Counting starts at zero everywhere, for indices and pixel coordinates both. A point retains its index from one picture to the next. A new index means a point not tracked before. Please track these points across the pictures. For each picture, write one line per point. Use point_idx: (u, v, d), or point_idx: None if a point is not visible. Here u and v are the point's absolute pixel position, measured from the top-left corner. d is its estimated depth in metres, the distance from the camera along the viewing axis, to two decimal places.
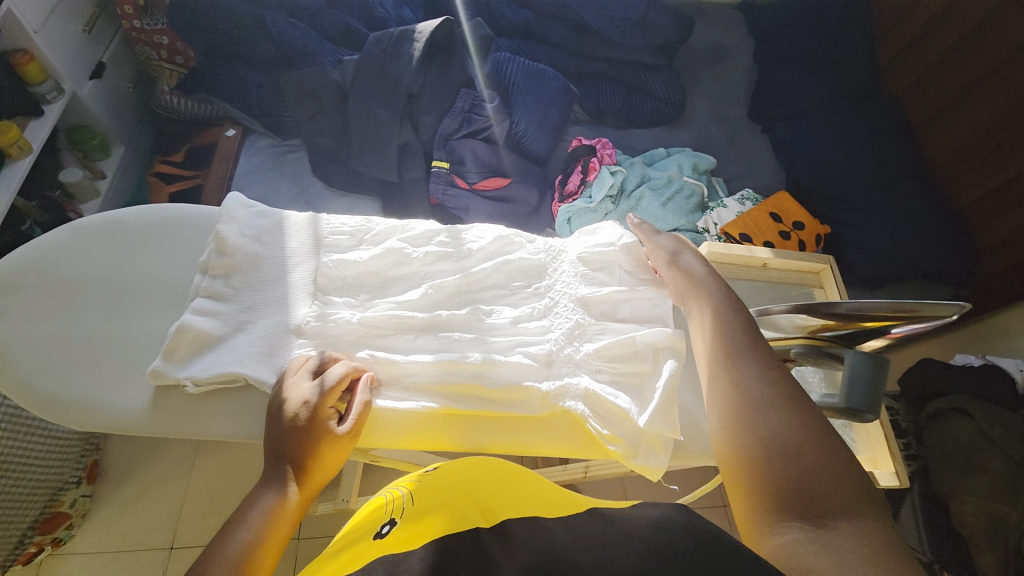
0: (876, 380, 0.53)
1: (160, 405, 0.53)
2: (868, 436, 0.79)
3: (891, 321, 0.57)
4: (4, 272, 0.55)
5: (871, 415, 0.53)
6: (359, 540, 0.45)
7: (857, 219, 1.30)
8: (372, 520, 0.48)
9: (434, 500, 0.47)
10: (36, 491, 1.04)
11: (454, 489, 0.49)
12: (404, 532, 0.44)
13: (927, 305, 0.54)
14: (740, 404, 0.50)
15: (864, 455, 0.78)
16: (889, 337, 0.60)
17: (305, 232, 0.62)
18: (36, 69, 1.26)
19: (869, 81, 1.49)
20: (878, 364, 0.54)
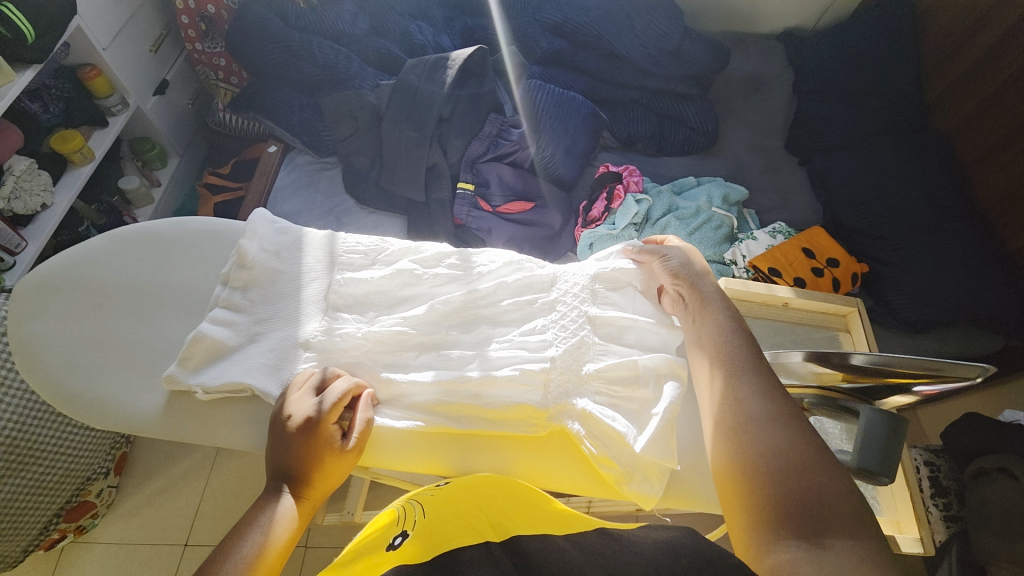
0: (893, 441, 0.50)
1: (171, 408, 0.55)
2: (892, 497, 0.73)
3: (914, 378, 0.52)
4: (47, 275, 0.60)
5: (886, 477, 0.49)
6: (371, 551, 0.44)
7: (898, 258, 1.23)
8: (386, 533, 0.47)
9: (445, 516, 0.46)
10: (65, 480, 1.10)
11: (468, 506, 0.47)
12: (415, 540, 0.43)
13: (954, 365, 0.50)
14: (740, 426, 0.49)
15: (886, 517, 0.72)
16: (914, 393, 0.56)
17: (322, 250, 0.64)
18: (103, 84, 1.38)
19: (915, 115, 1.43)
20: (896, 423, 0.51)
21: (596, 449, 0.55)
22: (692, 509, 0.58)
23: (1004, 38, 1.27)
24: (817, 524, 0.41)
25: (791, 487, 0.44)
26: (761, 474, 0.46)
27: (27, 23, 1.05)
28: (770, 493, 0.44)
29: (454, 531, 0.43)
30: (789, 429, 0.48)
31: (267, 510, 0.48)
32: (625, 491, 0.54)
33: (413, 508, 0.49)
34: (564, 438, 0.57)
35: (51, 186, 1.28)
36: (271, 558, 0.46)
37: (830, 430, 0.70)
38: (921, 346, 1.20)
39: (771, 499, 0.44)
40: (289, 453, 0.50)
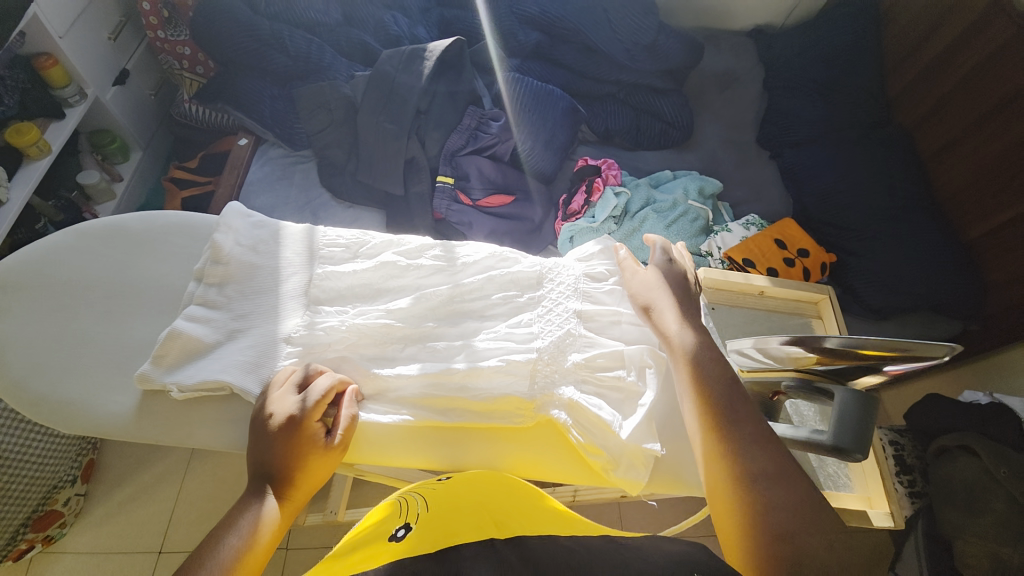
0: (866, 419, 0.52)
1: (146, 408, 0.53)
2: (863, 474, 0.75)
3: (885, 359, 0.54)
4: (6, 272, 0.56)
5: (860, 454, 0.52)
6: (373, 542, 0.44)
7: (864, 248, 1.29)
8: (387, 525, 0.47)
9: (450, 510, 0.46)
10: (34, 487, 1.07)
11: (471, 501, 0.47)
12: (420, 535, 0.42)
13: (921, 344, 0.52)
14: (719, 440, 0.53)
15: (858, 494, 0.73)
16: (886, 373, 0.58)
17: (301, 243, 0.62)
18: (58, 73, 1.33)
19: (878, 111, 1.49)
20: (869, 403, 0.53)
21: (582, 437, 0.55)
22: (676, 493, 0.59)
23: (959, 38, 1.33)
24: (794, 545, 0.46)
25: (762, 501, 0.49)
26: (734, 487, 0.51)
27: None
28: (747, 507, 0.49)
29: (464, 526, 0.43)
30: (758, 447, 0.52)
31: (248, 511, 0.47)
32: (609, 479, 0.55)
33: (414, 501, 0.49)
34: (550, 427, 0.58)
35: (5, 182, 1.23)
36: (254, 559, 0.45)
37: (804, 413, 0.73)
38: (886, 332, 1.26)
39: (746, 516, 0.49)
40: (271, 451, 0.49)
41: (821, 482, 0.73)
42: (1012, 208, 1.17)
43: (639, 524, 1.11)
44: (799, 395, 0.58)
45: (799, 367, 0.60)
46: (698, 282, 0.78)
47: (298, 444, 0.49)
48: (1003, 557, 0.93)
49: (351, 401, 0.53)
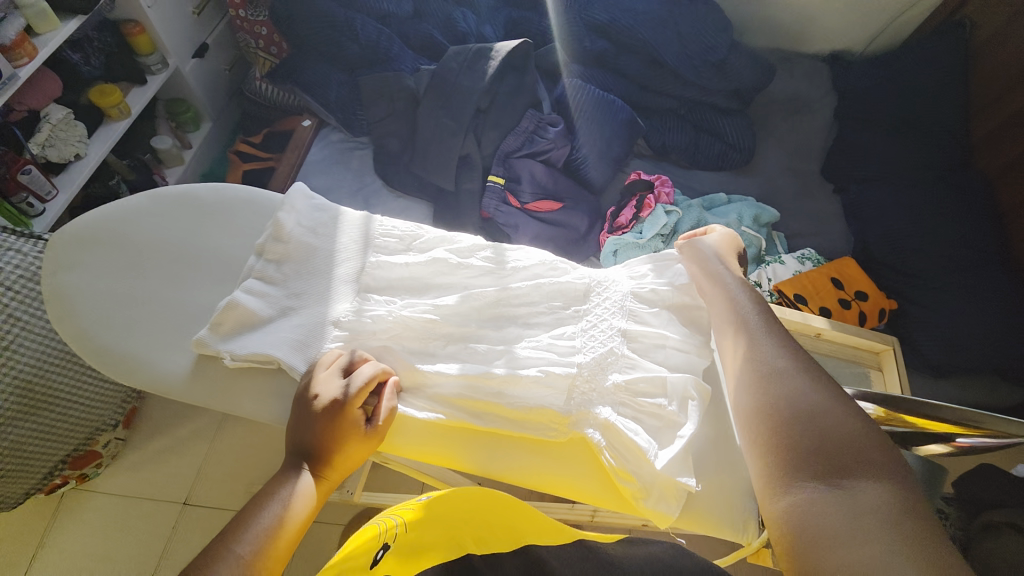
0: None
1: (200, 372, 0.55)
2: None
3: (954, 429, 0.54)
4: (86, 226, 0.59)
5: None
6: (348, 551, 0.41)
7: (928, 297, 1.21)
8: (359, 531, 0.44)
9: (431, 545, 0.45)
10: (78, 426, 1.16)
11: (454, 514, 0.48)
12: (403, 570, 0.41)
13: (994, 419, 0.51)
14: (763, 377, 0.55)
15: None
16: (955, 447, 0.56)
17: (357, 230, 0.64)
18: (145, 41, 1.43)
19: (959, 154, 1.40)
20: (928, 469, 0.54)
21: (615, 461, 0.54)
22: (704, 531, 0.57)
23: None
24: (837, 467, 0.47)
25: (805, 428, 0.50)
26: (779, 417, 0.52)
27: None
28: (785, 436, 0.50)
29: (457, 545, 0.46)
30: (804, 380, 0.54)
31: (286, 485, 0.48)
32: (638, 508, 0.54)
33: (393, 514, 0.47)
34: (582, 446, 0.57)
35: (86, 138, 1.34)
36: (289, 531, 0.46)
37: None
38: (942, 390, 1.18)
39: (788, 442, 0.50)
40: (311, 431, 0.50)
41: None
42: None
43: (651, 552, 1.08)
44: None
45: None
46: None
47: (336, 422, 0.50)
48: None
49: (392, 393, 0.54)
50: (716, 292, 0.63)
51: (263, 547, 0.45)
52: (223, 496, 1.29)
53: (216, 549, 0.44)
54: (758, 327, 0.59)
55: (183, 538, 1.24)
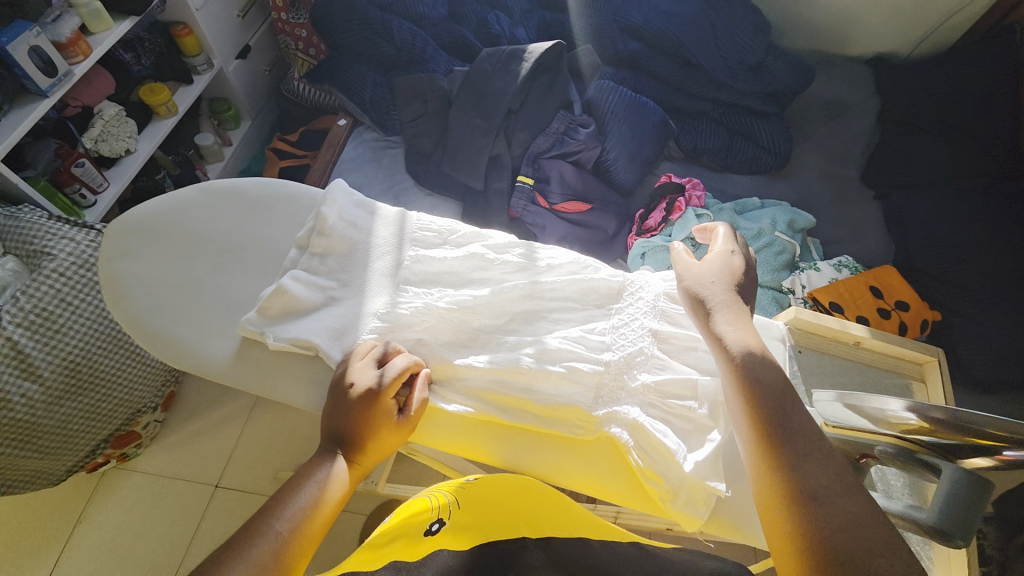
0: (978, 505, 0.45)
1: (242, 356, 0.57)
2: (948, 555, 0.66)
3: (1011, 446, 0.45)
4: (142, 216, 0.63)
5: (963, 542, 0.46)
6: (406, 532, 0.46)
7: (974, 310, 1.16)
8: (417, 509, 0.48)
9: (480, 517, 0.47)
10: (119, 408, 1.19)
11: (505, 500, 0.50)
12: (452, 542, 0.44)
13: None
14: (768, 442, 0.50)
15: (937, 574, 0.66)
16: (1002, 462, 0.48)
17: (396, 225, 0.65)
18: (192, 42, 1.50)
19: (1010, 161, 1.33)
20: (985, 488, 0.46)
21: (642, 461, 0.54)
22: (733, 539, 0.55)
23: None
24: (860, 563, 0.43)
25: (821, 510, 0.46)
26: (789, 496, 0.47)
27: None
28: (798, 521, 0.46)
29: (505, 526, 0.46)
30: (819, 453, 0.49)
31: (321, 469, 0.50)
32: (663, 509, 0.53)
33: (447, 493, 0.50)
34: (610, 445, 0.56)
35: (135, 134, 1.40)
36: (322, 514, 0.48)
37: (891, 481, 0.64)
38: (987, 407, 1.13)
39: (802, 528, 0.46)
40: (346, 417, 0.51)
41: None
42: None
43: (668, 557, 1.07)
44: (893, 464, 0.51)
45: (899, 433, 0.52)
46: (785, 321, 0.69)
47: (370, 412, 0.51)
48: None
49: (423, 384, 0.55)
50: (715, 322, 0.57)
51: (298, 528, 0.46)
52: (251, 480, 1.34)
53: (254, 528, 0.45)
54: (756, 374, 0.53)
55: (213, 520, 1.29)
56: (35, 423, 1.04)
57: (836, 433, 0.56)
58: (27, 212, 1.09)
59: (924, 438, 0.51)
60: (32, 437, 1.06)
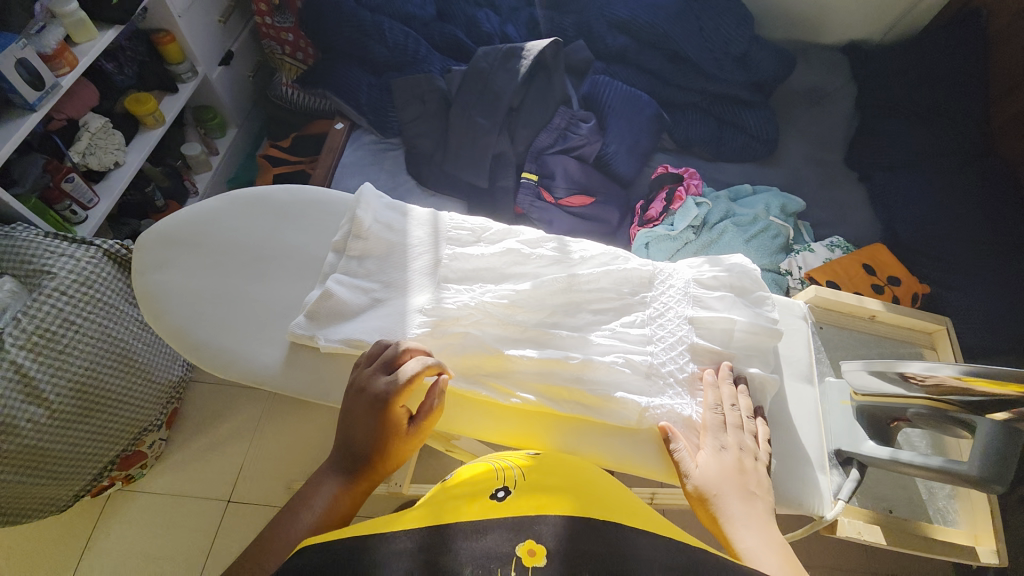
0: (1012, 452, 0.50)
1: (293, 363, 0.57)
2: (972, 508, 0.66)
3: None
4: (171, 228, 0.62)
5: (1000, 487, 0.50)
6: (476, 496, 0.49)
7: (957, 281, 1.23)
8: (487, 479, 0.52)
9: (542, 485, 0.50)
10: (126, 428, 1.17)
11: (568, 475, 0.52)
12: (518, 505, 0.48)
13: None
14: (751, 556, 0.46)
15: (962, 530, 0.65)
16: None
17: (428, 225, 0.66)
18: (175, 49, 1.45)
19: (979, 140, 1.40)
20: (1013, 439, 0.50)
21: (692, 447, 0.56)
22: (787, 513, 0.57)
23: None
24: None
25: None
26: None
27: None
28: None
29: (562, 498, 0.48)
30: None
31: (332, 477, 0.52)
32: None
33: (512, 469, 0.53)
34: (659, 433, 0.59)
35: (123, 146, 1.36)
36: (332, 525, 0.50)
37: (916, 443, 0.66)
38: None
39: None
40: (357, 430, 0.52)
41: (927, 515, 0.66)
42: None
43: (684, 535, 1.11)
44: (927, 422, 0.55)
45: (932, 396, 0.53)
46: (806, 299, 0.74)
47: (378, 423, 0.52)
48: None
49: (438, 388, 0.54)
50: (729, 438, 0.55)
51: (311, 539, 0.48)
52: (266, 492, 1.32)
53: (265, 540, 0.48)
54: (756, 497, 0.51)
55: (229, 535, 1.27)
56: (44, 449, 1.01)
57: (864, 400, 0.59)
58: (21, 230, 1.05)
59: (954, 397, 0.51)
60: (41, 463, 1.02)
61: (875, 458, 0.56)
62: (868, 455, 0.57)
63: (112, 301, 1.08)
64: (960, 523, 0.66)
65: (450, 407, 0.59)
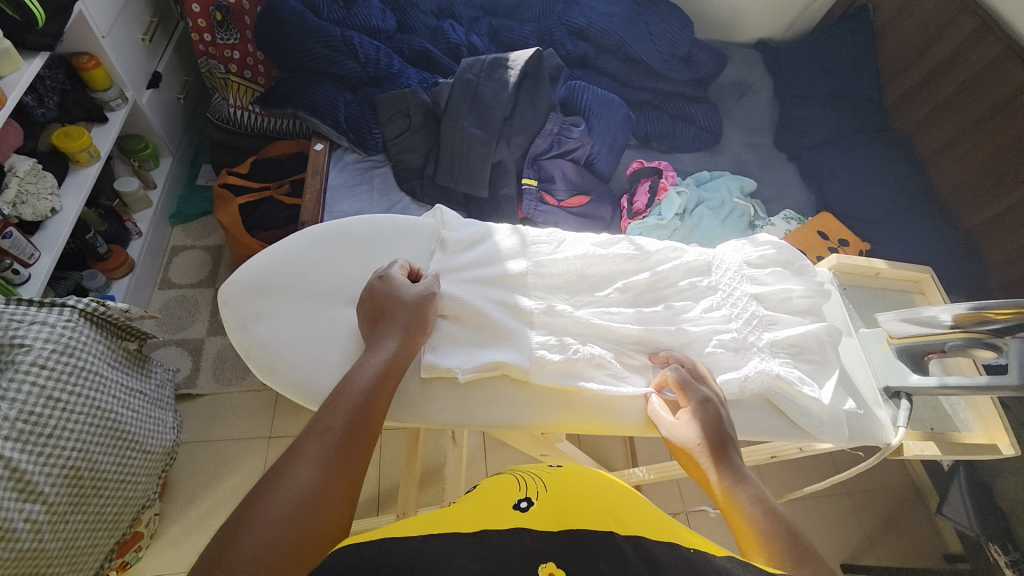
0: None
1: (429, 392, 0.60)
2: (980, 414, 0.82)
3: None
4: (265, 277, 0.65)
5: None
6: (499, 507, 0.49)
7: (885, 237, 1.46)
8: (508, 493, 0.52)
9: (568, 497, 0.51)
10: (123, 510, 1.01)
11: (584, 490, 0.52)
12: (546, 516, 0.47)
13: None
14: (735, 475, 0.53)
15: (979, 432, 0.81)
16: None
17: (512, 238, 0.71)
18: (102, 74, 1.27)
19: (878, 117, 1.66)
20: None
21: (788, 407, 0.64)
22: (863, 446, 0.68)
23: (958, 46, 1.45)
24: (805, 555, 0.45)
25: (781, 531, 0.47)
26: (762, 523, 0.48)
27: (36, 4, 1.01)
28: (775, 550, 0.46)
29: (580, 512, 0.48)
30: (752, 487, 0.51)
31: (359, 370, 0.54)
32: (811, 435, 0.65)
33: (533, 480, 0.54)
34: (760, 400, 0.66)
35: (57, 189, 1.17)
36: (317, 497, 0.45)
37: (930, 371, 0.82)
38: None
39: (787, 556, 0.45)
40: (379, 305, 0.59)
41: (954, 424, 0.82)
42: (1007, 199, 1.33)
43: (701, 499, 1.23)
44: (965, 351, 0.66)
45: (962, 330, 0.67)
46: (829, 266, 0.87)
47: (362, 403, 0.52)
48: None
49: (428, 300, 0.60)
50: (693, 387, 0.60)
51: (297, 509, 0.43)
52: None
53: (240, 521, 0.42)
54: (722, 437, 0.56)
55: None
56: (44, 551, 0.86)
57: (903, 341, 0.71)
58: None
59: (983, 328, 0.65)
60: (38, 570, 0.87)
61: (921, 386, 0.69)
62: (915, 386, 0.69)
63: (95, 369, 0.95)
64: (974, 426, 0.82)
65: (577, 412, 0.62)
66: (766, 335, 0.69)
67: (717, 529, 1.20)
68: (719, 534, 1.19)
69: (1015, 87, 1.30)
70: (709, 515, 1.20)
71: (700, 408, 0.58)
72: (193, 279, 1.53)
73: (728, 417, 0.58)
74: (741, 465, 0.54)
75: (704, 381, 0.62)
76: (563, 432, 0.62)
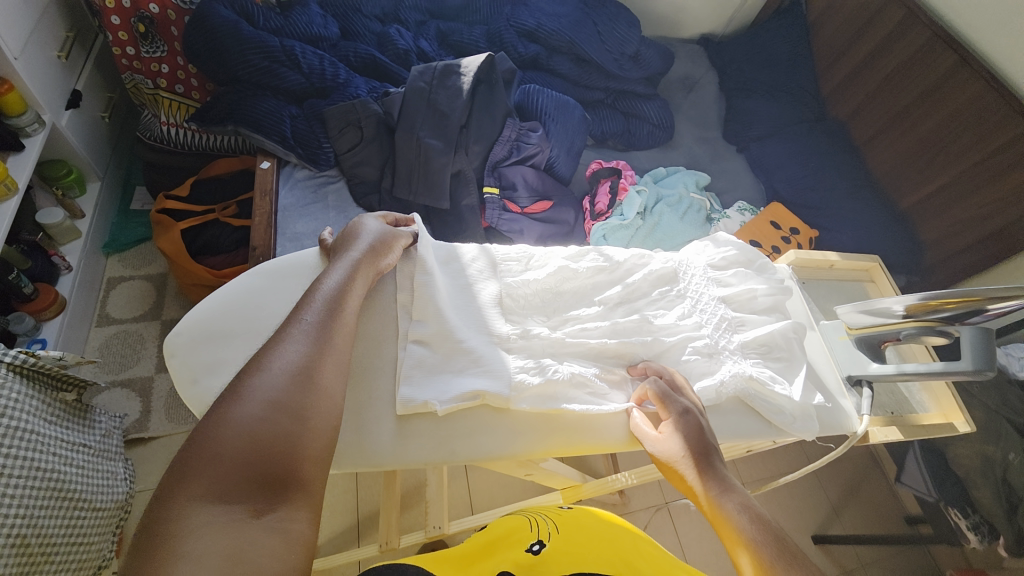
0: (988, 343, 0.66)
1: (406, 432, 0.58)
2: (935, 394, 0.88)
3: (976, 299, 0.64)
4: (213, 322, 0.61)
5: (991, 371, 0.65)
6: (514, 550, 0.54)
7: (832, 222, 1.53)
8: (521, 538, 0.56)
9: (576, 539, 0.56)
10: (76, 575, 0.92)
11: (586, 536, 0.57)
12: (555, 554, 0.53)
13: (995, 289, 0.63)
14: (720, 486, 0.52)
15: (936, 411, 0.86)
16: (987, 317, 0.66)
17: (482, 259, 0.71)
18: (16, 99, 1.14)
19: (816, 107, 1.74)
20: (986, 334, 0.66)
21: (762, 406, 0.66)
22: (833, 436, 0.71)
23: (886, 38, 1.53)
24: (789, 553, 0.45)
25: (767, 535, 0.47)
26: (753, 537, 0.47)
27: None
28: (764, 560, 0.45)
29: (590, 554, 0.53)
30: (737, 496, 0.51)
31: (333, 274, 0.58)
32: (785, 431, 0.67)
33: (543, 524, 0.59)
34: (736, 402, 0.67)
35: None
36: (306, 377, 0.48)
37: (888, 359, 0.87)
38: None
39: (771, 561, 0.45)
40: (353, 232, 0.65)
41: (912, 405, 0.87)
42: (940, 178, 1.42)
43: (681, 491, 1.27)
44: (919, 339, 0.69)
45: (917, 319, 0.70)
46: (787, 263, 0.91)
47: (332, 298, 0.56)
48: (990, 454, 1.06)
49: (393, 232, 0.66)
50: (669, 401, 0.60)
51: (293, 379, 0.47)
52: None
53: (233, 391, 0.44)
54: (702, 450, 0.55)
55: None
56: None
57: (860, 332, 0.75)
58: None
59: (934, 316, 0.68)
60: None
61: (880, 374, 0.73)
62: (874, 374, 0.73)
63: (30, 427, 0.87)
64: (930, 406, 0.88)
65: (557, 436, 0.61)
66: (735, 338, 0.70)
67: (697, 518, 1.23)
68: (698, 523, 1.22)
69: (942, 73, 1.38)
70: (689, 507, 1.23)
71: (680, 423, 0.58)
72: (135, 312, 1.42)
73: (712, 432, 0.58)
74: (727, 475, 0.53)
75: (684, 392, 0.62)
76: (550, 456, 0.61)
